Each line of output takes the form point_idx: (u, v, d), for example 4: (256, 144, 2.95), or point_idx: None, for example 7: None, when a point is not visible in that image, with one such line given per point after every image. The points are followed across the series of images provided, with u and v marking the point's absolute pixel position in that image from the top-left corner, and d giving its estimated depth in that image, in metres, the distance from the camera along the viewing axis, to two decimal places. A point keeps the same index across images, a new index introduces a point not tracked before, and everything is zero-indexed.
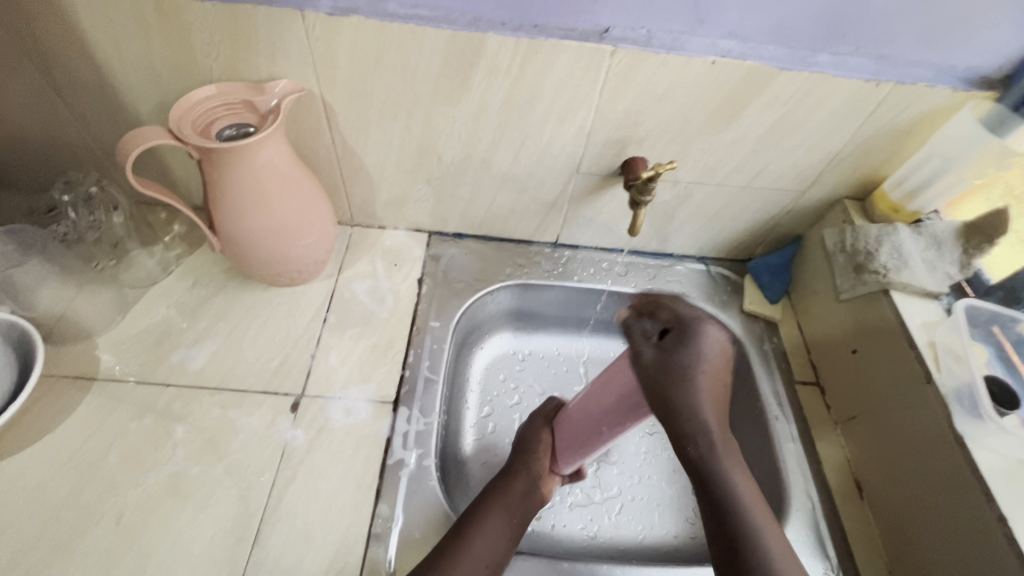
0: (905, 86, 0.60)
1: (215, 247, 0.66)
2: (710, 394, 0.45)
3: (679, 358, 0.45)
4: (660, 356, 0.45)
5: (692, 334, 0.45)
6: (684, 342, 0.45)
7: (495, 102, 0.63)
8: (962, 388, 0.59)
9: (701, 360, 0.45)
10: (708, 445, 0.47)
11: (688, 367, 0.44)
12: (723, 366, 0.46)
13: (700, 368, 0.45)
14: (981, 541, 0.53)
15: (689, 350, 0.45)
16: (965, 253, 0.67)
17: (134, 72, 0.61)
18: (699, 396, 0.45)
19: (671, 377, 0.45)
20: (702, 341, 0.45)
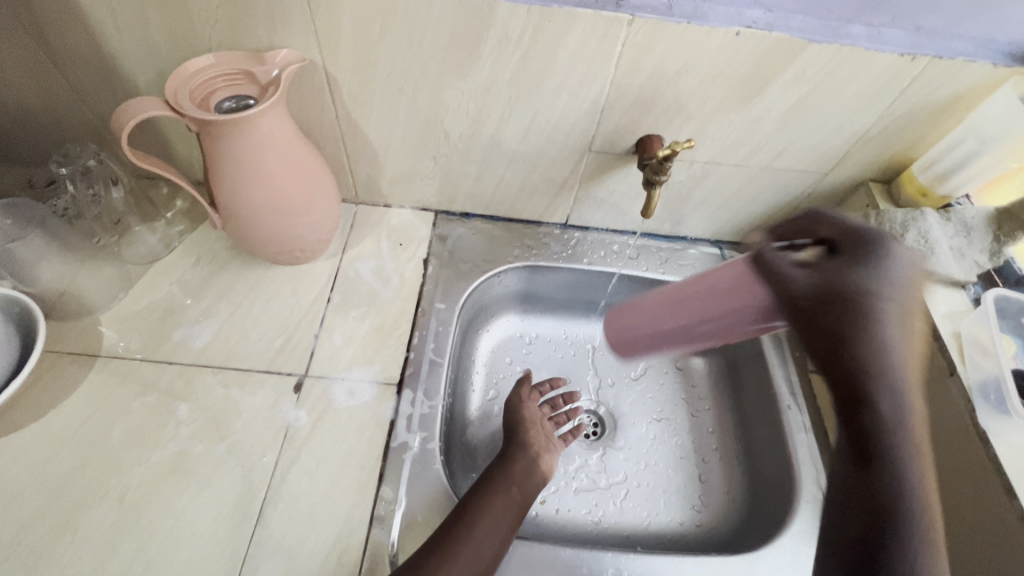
0: (944, 60, 0.56)
1: (216, 224, 0.64)
2: None
3: (846, 278, 0.46)
4: (827, 272, 0.47)
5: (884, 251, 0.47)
6: (860, 268, 0.46)
7: (505, 75, 0.61)
8: (988, 381, 0.57)
9: (893, 282, 0.45)
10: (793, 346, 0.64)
11: (864, 284, 0.45)
12: (919, 292, 0.46)
13: (890, 289, 0.45)
14: (1000, 543, 0.51)
15: (879, 267, 0.46)
16: (995, 240, 0.65)
17: (130, 41, 0.59)
18: (881, 319, 0.44)
19: (850, 275, 0.46)
20: (896, 255, 0.46)
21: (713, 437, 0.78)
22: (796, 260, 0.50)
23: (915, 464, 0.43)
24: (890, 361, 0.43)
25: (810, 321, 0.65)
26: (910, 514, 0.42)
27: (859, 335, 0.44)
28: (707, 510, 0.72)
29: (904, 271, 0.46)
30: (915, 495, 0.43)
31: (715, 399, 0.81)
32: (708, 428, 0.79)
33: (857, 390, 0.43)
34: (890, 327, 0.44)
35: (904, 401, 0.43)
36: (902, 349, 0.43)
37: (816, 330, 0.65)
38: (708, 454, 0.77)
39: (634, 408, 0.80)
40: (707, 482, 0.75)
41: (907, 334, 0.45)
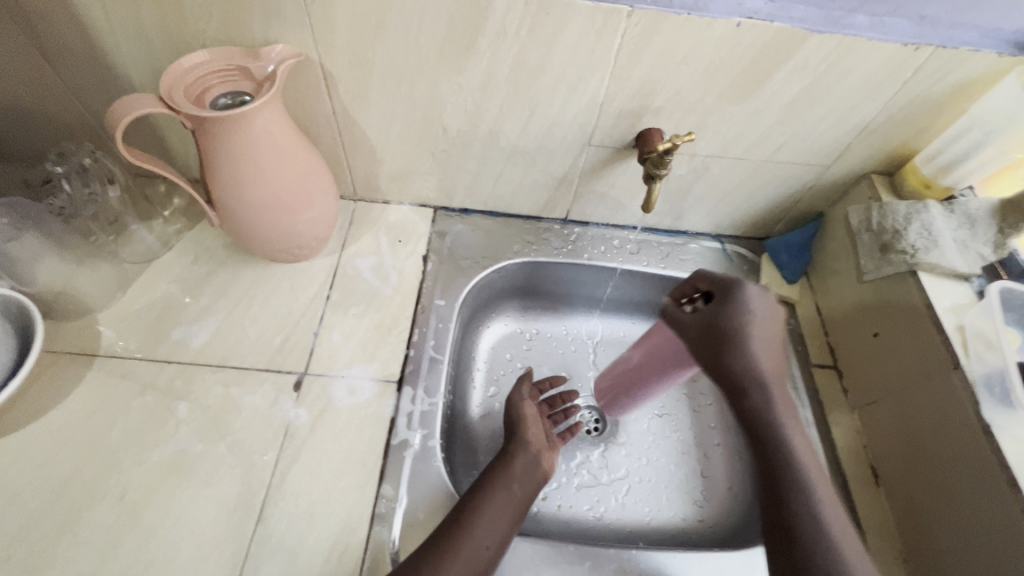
0: (948, 50, 0.55)
1: (214, 222, 0.64)
2: (759, 343, 0.52)
3: (732, 313, 0.52)
4: (713, 311, 0.52)
5: (737, 293, 0.52)
6: (726, 304, 0.52)
7: (502, 69, 0.60)
8: (992, 373, 0.56)
9: (756, 316, 0.52)
10: (762, 393, 0.52)
11: (734, 318, 0.52)
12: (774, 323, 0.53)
13: (750, 320, 0.52)
14: (1004, 535, 0.51)
15: (735, 307, 0.52)
16: (1000, 232, 0.64)
17: (124, 37, 0.58)
18: (752, 344, 0.51)
19: (728, 322, 0.51)
20: (750, 299, 0.52)
21: (715, 432, 0.78)
22: (690, 309, 0.56)
23: (803, 457, 0.52)
24: (762, 376, 0.51)
25: (767, 356, 0.52)
26: (811, 507, 0.50)
27: (732, 361, 0.51)
28: (710, 505, 0.72)
29: (757, 307, 0.52)
30: (807, 459, 0.52)
31: (717, 394, 0.81)
32: (710, 423, 0.79)
33: (741, 391, 0.52)
34: (754, 348, 0.51)
35: (774, 398, 0.52)
36: (763, 362, 0.52)
37: (773, 372, 0.52)
38: (710, 449, 0.77)
39: None
40: (709, 477, 0.74)
41: (768, 352, 0.52)
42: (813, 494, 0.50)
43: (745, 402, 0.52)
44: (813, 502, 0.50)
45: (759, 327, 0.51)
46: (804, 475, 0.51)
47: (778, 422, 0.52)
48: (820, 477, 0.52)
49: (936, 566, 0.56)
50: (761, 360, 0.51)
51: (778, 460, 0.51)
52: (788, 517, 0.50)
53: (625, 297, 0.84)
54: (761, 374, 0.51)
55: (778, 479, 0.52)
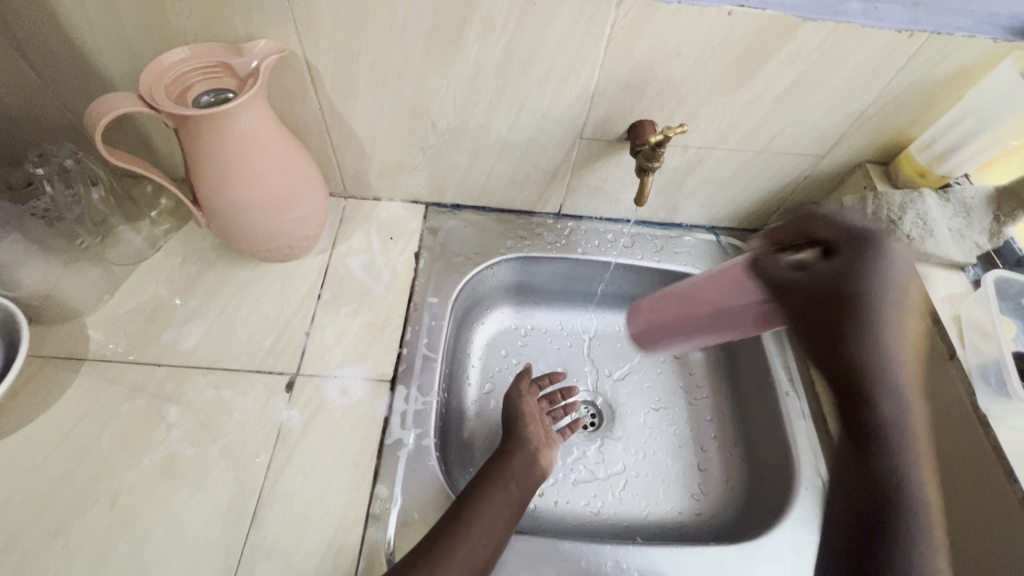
0: (942, 36, 0.54)
1: (200, 223, 0.63)
2: (892, 310, 0.56)
3: (860, 274, 0.57)
4: (839, 264, 0.58)
5: (869, 240, 0.60)
6: (860, 255, 0.58)
7: (491, 62, 0.59)
8: (988, 364, 0.56)
9: (882, 278, 0.57)
10: (880, 378, 0.54)
11: (868, 286, 0.57)
12: (904, 272, 0.59)
13: (882, 280, 0.57)
14: (1000, 526, 0.51)
15: (862, 261, 0.58)
16: (996, 220, 0.63)
17: (102, 35, 0.57)
18: (877, 315, 0.56)
19: (850, 276, 0.57)
20: (878, 250, 0.59)
21: (712, 425, 0.78)
22: (794, 260, 0.64)
23: (911, 461, 0.51)
24: (893, 362, 0.54)
25: (892, 335, 0.55)
26: (909, 513, 0.49)
27: (861, 327, 0.56)
28: (707, 498, 0.72)
29: (886, 254, 0.59)
30: (920, 458, 0.52)
31: (713, 387, 0.81)
32: (706, 416, 0.79)
33: (863, 380, 0.54)
34: (889, 324, 0.56)
35: (893, 393, 0.53)
36: (890, 337, 0.55)
37: (896, 344, 0.55)
38: (707, 442, 0.77)
39: (631, 397, 0.79)
40: (705, 470, 0.74)
41: (895, 328, 0.57)
42: (913, 492, 0.50)
43: (854, 399, 0.55)
44: (906, 467, 0.50)
45: (874, 294, 0.57)
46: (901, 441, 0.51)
47: (900, 415, 0.52)
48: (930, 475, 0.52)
49: None
50: (887, 333, 0.55)
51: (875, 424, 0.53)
52: (889, 527, 0.48)
53: (621, 291, 0.83)
54: (887, 357, 0.54)
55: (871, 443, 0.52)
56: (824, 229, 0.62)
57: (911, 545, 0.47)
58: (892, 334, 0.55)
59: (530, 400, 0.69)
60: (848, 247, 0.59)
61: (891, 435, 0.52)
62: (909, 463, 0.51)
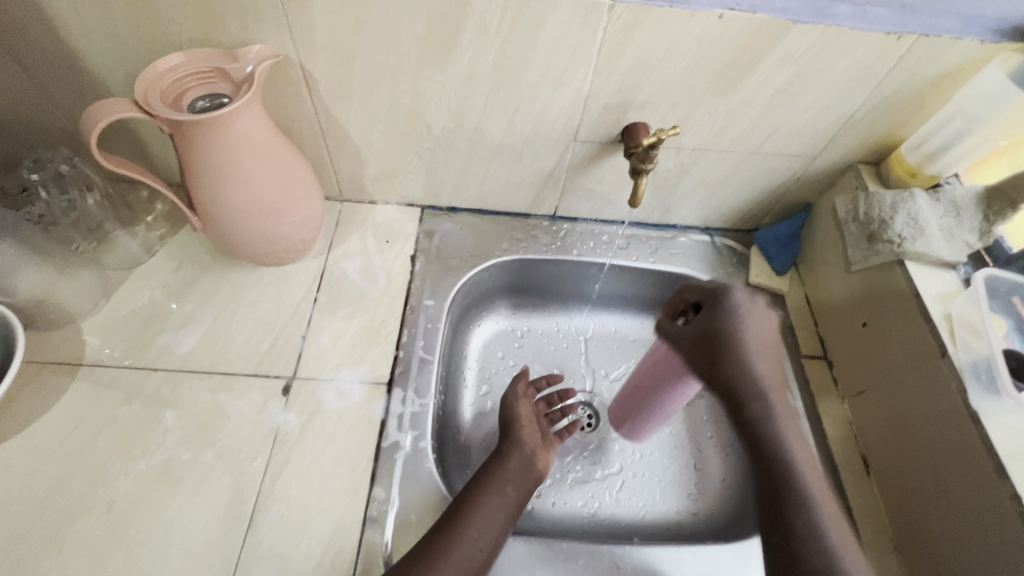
0: (930, 38, 0.55)
1: (196, 227, 0.63)
2: (756, 346, 0.54)
3: (726, 320, 0.54)
4: (703, 322, 0.55)
5: (725, 298, 0.54)
6: (715, 313, 0.54)
7: (485, 65, 0.59)
8: (979, 361, 0.57)
9: (742, 319, 0.54)
10: (764, 402, 0.54)
11: (731, 328, 0.53)
12: (768, 326, 0.55)
13: (737, 325, 0.53)
14: (993, 521, 0.51)
15: (726, 312, 0.54)
16: (985, 220, 0.64)
17: (97, 41, 0.57)
18: (747, 353, 0.53)
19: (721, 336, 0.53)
20: (739, 304, 0.54)
21: (708, 425, 0.78)
22: (682, 323, 0.57)
23: (785, 431, 0.53)
24: (760, 387, 0.53)
25: (767, 369, 0.55)
26: (796, 474, 0.52)
27: (731, 369, 0.53)
28: (703, 498, 0.72)
29: (746, 312, 0.54)
30: (801, 460, 0.53)
31: (709, 387, 0.81)
32: (702, 416, 0.79)
33: (739, 400, 0.53)
34: (757, 358, 0.54)
35: (773, 401, 0.54)
36: (762, 370, 0.54)
37: (770, 381, 0.54)
38: (703, 442, 0.77)
39: None
40: (702, 470, 0.75)
41: (767, 356, 0.55)
42: (803, 489, 0.52)
43: (746, 412, 0.54)
44: (800, 484, 0.52)
45: (751, 342, 0.54)
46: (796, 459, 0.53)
47: (779, 428, 0.53)
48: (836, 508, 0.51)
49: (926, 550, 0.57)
50: (756, 369, 0.54)
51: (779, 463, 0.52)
52: (783, 511, 0.51)
53: (616, 293, 0.84)
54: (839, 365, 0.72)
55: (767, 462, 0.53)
56: (692, 291, 0.56)
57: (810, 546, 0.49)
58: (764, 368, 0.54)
59: (528, 401, 0.69)
60: (708, 304, 0.55)
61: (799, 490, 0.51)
62: (806, 492, 0.51)
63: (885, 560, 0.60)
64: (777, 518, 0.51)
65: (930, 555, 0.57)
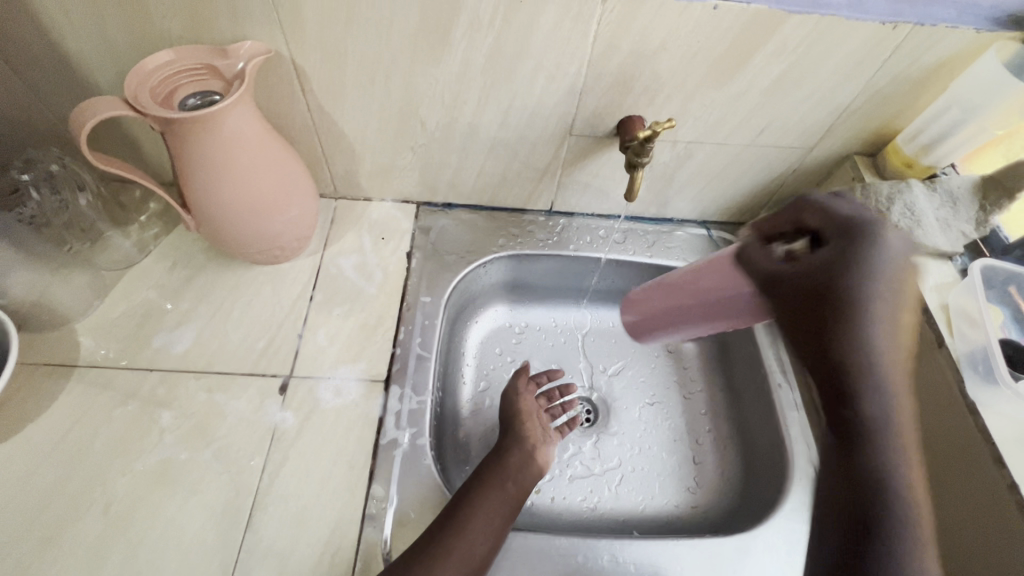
0: (926, 28, 0.55)
1: (189, 226, 0.62)
2: (882, 300, 0.47)
3: (845, 273, 0.47)
4: (818, 260, 0.49)
5: (868, 239, 0.49)
6: (852, 249, 0.48)
7: (479, 59, 0.59)
8: (976, 352, 0.57)
9: (878, 275, 0.47)
10: (874, 380, 0.45)
11: (855, 285, 0.47)
12: (903, 265, 0.49)
13: (876, 278, 0.47)
14: (988, 509, 0.51)
15: (858, 252, 0.48)
16: (981, 210, 0.64)
17: (87, 39, 0.56)
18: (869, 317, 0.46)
19: (840, 283, 0.47)
20: (871, 249, 0.48)
21: (707, 419, 0.78)
22: (784, 251, 0.54)
23: (896, 412, 0.45)
24: (882, 360, 0.45)
25: (891, 326, 0.47)
26: (891, 452, 0.45)
27: (845, 332, 0.46)
28: (702, 491, 0.73)
29: (884, 257, 0.48)
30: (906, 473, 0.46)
31: (707, 379, 0.81)
32: (701, 410, 0.79)
33: (848, 382, 0.46)
34: (879, 304, 0.47)
35: (886, 388, 0.45)
36: (882, 341, 0.46)
37: (898, 355, 0.46)
38: (702, 436, 0.77)
39: (625, 392, 0.79)
40: (701, 463, 0.75)
41: (892, 324, 0.47)
42: (902, 506, 0.44)
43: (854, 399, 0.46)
44: (889, 474, 0.45)
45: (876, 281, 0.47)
46: (894, 483, 0.45)
47: (894, 437, 0.45)
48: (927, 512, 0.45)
49: None
50: (882, 338, 0.46)
51: (873, 466, 0.45)
52: (869, 503, 0.45)
53: (614, 287, 0.84)
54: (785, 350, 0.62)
55: (862, 474, 0.46)
56: (813, 219, 0.51)
57: (897, 544, 0.43)
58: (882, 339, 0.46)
59: (527, 397, 0.69)
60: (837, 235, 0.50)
61: (892, 484, 0.45)
62: (901, 501, 0.44)
63: None
64: (846, 502, 0.46)
65: None
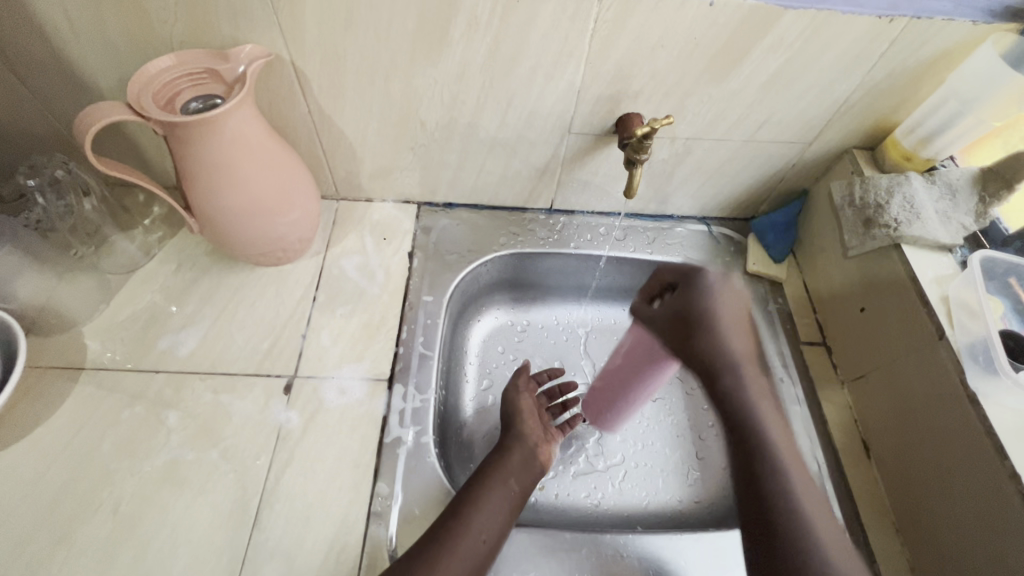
0: (922, 21, 0.55)
1: (193, 230, 0.63)
2: (728, 313, 0.56)
3: (697, 299, 0.56)
4: (677, 304, 0.56)
5: (699, 279, 0.56)
6: (691, 293, 0.56)
7: (477, 59, 0.59)
8: (976, 343, 0.57)
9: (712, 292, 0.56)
10: (735, 376, 0.55)
11: (707, 307, 0.55)
12: (739, 305, 0.57)
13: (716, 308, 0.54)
14: (993, 502, 0.51)
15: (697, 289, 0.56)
16: (981, 202, 0.64)
17: (90, 47, 0.57)
18: (717, 323, 0.55)
19: (688, 293, 0.56)
20: (714, 284, 0.56)
21: (709, 414, 0.78)
22: (658, 304, 0.59)
23: (757, 406, 0.55)
24: (729, 357, 0.55)
25: (736, 338, 0.56)
26: (782, 473, 0.52)
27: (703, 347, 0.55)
28: (706, 485, 0.73)
29: (718, 290, 0.56)
30: (784, 450, 0.53)
31: None
32: (703, 405, 0.79)
33: (714, 373, 0.55)
34: (718, 301, 0.56)
35: (743, 378, 0.55)
36: (734, 345, 0.56)
37: (730, 324, 0.56)
38: (705, 431, 0.77)
39: None
40: (704, 458, 0.75)
41: (735, 328, 0.56)
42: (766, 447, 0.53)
43: (723, 384, 0.55)
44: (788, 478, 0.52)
45: (716, 302, 0.56)
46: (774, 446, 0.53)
47: (755, 406, 0.55)
48: (805, 471, 0.53)
49: (930, 533, 0.57)
50: (734, 344, 0.56)
51: (757, 454, 0.53)
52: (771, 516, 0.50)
53: (615, 284, 0.84)
54: (734, 361, 0.55)
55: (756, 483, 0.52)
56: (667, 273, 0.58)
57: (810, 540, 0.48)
58: (735, 340, 0.56)
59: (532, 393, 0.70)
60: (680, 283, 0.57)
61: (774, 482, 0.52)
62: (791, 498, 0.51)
63: (889, 545, 0.60)
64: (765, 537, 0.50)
65: (930, 537, 0.57)
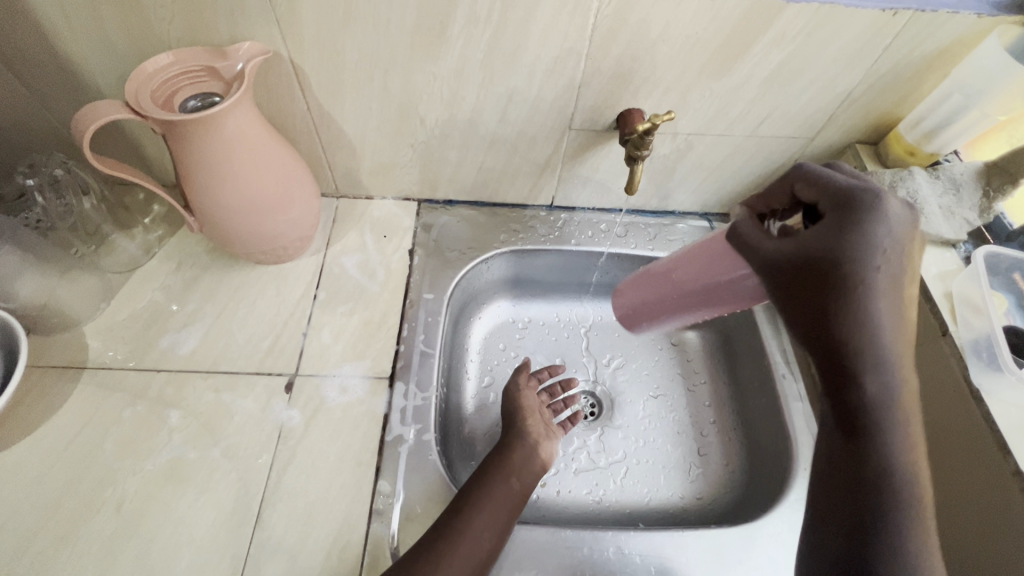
0: (927, 14, 0.55)
1: (193, 228, 0.63)
2: (890, 277, 0.38)
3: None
4: (805, 238, 0.40)
5: (860, 208, 0.38)
6: (842, 228, 0.38)
7: (477, 55, 0.59)
8: (980, 340, 0.56)
9: (872, 241, 0.38)
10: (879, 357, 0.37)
11: (856, 246, 0.38)
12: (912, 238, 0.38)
13: (878, 258, 0.37)
14: (995, 500, 0.51)
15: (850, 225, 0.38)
16: (985, 196, 0.63)
17: (88, 46, 0.57)
18: (875, 288, 0.37)
19: (824, 230, 0.38)
20: (874, 217, 0.38)
21: (711, 410, 0.78)
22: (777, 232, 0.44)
23: (908, 393, 0.38)
24: (881, 337, 0.37)
25: (885, 305, 0.37)
26: (890, 452, 0.38)
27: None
28: (708, 482, 0.73)
29: (881, 226, 0.38)
30: (906, 440, 0.39)
31: (710, 372, 0.81)
32: (705, 402, 0.79)
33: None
34: (876, 259, 0.38)
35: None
36: (889, 315, 0.37)
37: (891, 296, 0.38)
38: (706, 428, 0.77)
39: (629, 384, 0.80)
40: (706, 455, 0.75)
41: (890, 295, 0.37)
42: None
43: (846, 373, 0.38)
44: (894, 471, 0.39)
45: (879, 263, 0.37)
46: (897, 430, 0.39)
47: (890, 403, 0.38)
48: (920, 447, 0.40)
49: (933, 530, 0.57)
50: (894, 315, 0.37)
51: (866, 435, 0.39)
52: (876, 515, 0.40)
53: (616, 281, 0.84)
54: (882, 339, 0.37)
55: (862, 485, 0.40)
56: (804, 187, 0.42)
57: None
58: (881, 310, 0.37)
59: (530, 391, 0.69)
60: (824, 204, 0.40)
61: (883, 457, 0.39)
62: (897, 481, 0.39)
63: None
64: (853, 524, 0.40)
65: (932, 534, 0.57)
